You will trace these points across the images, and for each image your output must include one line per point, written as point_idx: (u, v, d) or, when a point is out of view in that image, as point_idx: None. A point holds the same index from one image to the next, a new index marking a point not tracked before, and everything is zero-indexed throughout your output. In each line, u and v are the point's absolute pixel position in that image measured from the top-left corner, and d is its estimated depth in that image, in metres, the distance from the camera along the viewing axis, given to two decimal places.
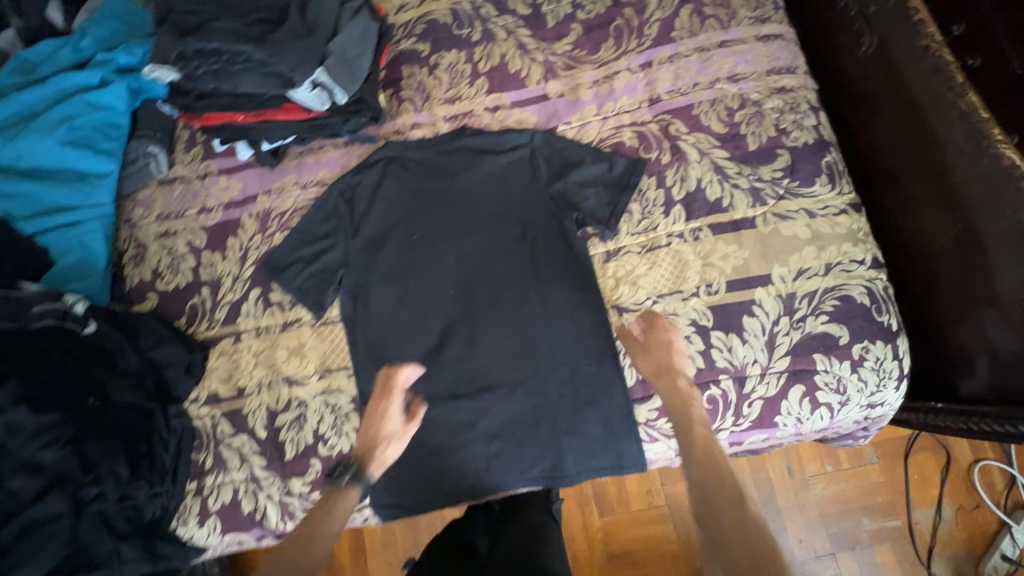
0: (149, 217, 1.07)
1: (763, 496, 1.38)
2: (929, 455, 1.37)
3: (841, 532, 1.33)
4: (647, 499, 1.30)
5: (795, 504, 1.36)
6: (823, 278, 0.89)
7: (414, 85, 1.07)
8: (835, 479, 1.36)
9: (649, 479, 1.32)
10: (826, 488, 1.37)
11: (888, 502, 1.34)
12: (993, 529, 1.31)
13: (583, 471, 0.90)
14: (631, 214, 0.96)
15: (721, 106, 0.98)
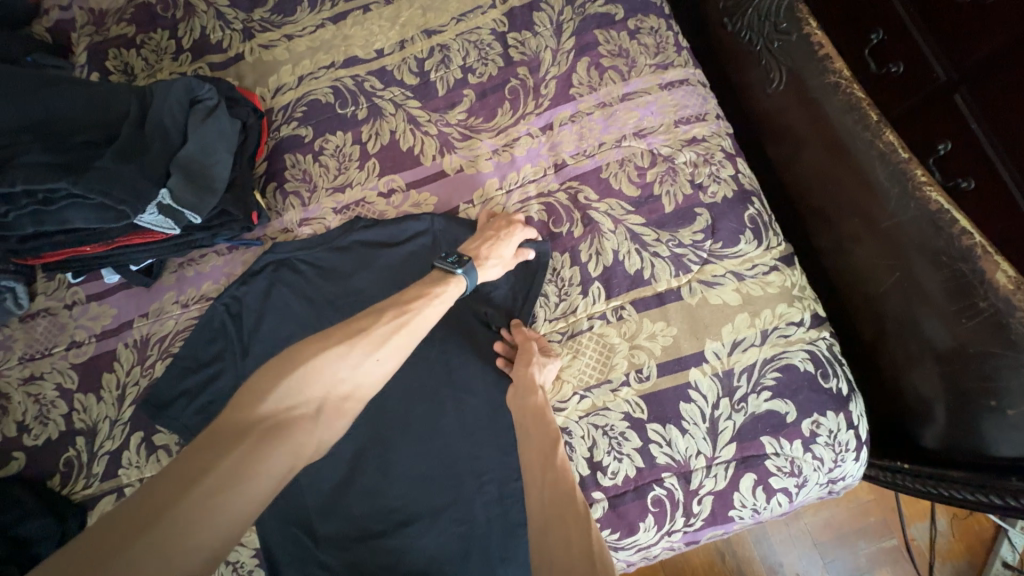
0: (10, 361, 0.93)
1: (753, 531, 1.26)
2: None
3: (840, 562, 1.22)
4: None
5: (788, 536, 1.24)
6: (760, 348, 0.81)
7: (298, 175, 0.97)
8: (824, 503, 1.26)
9: None
10: (817, 515, 1.26)
11: (881, 522, 1.23)
12: (990, 535, 1.20)
13: None
14: (547, 298, 0.87)
15: (630, 166, 0.90)
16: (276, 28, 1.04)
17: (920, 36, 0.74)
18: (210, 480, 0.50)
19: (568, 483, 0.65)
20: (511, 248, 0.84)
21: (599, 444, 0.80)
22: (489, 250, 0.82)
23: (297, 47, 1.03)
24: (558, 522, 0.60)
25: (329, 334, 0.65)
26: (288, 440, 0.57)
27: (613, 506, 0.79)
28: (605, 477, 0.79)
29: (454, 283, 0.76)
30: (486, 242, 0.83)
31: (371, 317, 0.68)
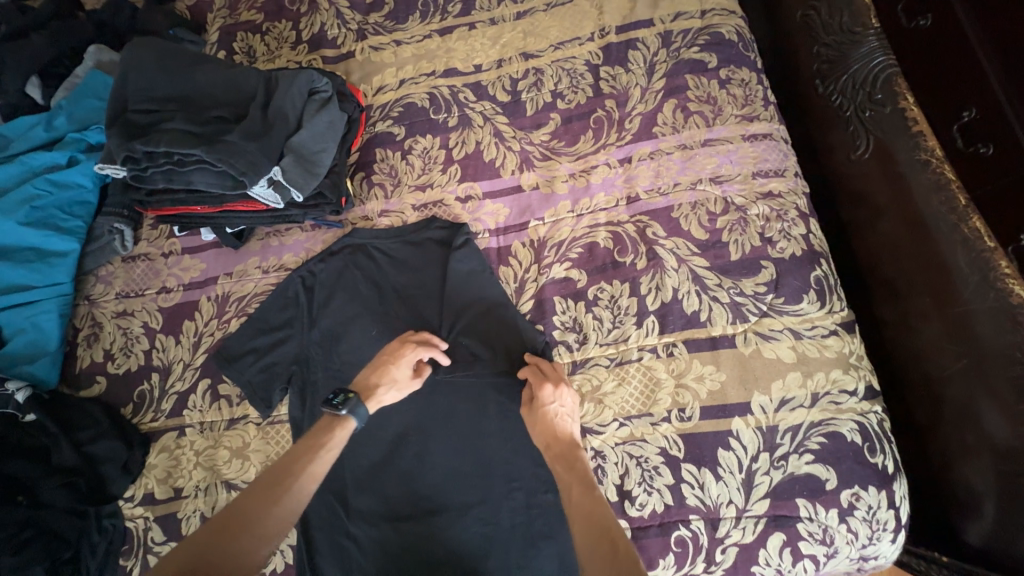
0: (108, 294, 1.04)
1: None
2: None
3: None
4: None
5: None
6: (808, 410, 0.81)
7: (386, 169, 1.04)
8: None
9: None
10: None
11: None
12: None
13: None
14: (601, 323, 0.89)
15: (702, 210, 0.92)
16: (387, 33, 1.13)
17: (1013, 119, 0.72)
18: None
19: (602, 513, 0.66)
20: (404, 371, 0.85)
21: (631, 474, 0.82)
22: (378, 379, 0.83)
23: (403, 52, 1.11)
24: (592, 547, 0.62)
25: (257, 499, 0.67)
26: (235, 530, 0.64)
27: (635, 537, 0.80)
28: (632, 507, 0.81)
29: (332, 434, 0.76)
30: (370, 377, 0.83)
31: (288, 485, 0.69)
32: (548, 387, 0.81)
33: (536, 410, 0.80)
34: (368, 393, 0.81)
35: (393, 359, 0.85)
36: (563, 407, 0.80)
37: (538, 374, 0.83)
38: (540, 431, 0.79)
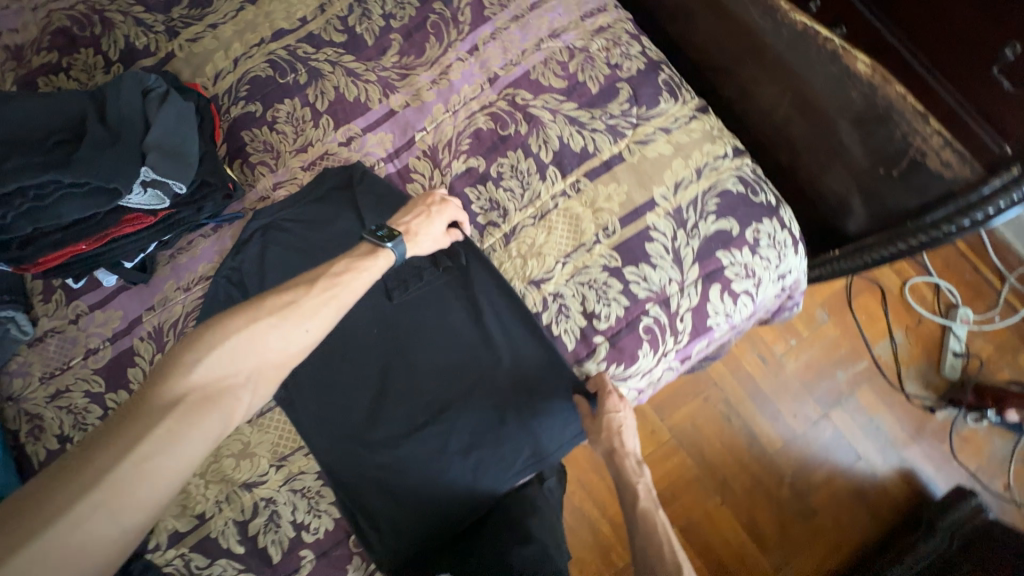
0: (31, 384, 0.97)
1: (752, 392, 1.60)
2: (867, 295, 1.68)
3: (823, 393, 1.60)
4: (655, 439, 1.56)
5: (777, 384, 1.61)
6: (698, 183, 0.95)
7: (261, 146, 1.04)
8: (801, 348, 1.64)
9: (650, 422, 1.58)
10: (798, 359, 1.64)
11: (850, 351, 1.63)
12: (938, 335, 1.65)
13: (562, 443, 0.91)
14: (513, 192, 0.98)
15: (553, 63, 1.01)
16: (198, 21, 1.09)
17: None
18: (143, 448, 0.59)
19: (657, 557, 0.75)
20: (437, 226, 0.91)
21: (589, 297, 0.93)
22: (419, 224, 0.89)
23: (224, 33, 1.08)
24: None
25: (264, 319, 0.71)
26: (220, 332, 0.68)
27: (614, 343, 0.92)
28: (600, 322, 0.92)
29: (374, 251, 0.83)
30: (409, 219, 0.89)
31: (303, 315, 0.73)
32: (613, 398, 0.86)
33: (603, 420, 0.86)
34: (409, 232, 0.87)
35: (420, 211, 0.90)
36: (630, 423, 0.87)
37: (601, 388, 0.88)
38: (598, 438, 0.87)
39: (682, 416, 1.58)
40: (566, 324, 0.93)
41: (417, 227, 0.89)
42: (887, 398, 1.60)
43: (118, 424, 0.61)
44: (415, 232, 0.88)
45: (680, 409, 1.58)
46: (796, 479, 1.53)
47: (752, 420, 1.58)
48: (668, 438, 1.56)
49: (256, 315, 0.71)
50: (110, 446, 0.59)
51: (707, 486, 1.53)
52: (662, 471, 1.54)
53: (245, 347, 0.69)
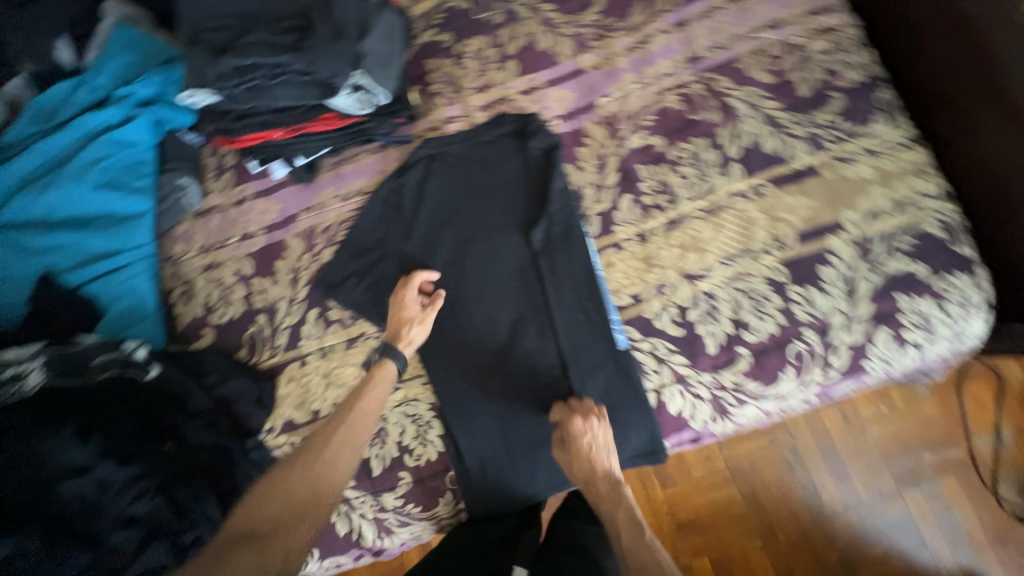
0: (190, 252, 1.04)
1: (824, 449, 1.27)
2: (979, 382, 1.27)
3: (903, 469, 1.24)
4: (706, 465, 1.30)
5: (856, 447, 1.27)
6: (896, 216, 0.87)
7: (443, 77, 1.05)
8: (891, 418, 1.27)
9: (705, 447, 1.31)
10: (884, 429, 1.27)
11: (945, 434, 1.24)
12: None
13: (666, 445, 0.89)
14: (688, 180, 0.94)
15: (765, 55, 0.95)
16: None
17: None
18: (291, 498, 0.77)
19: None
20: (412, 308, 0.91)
21: (744, 305, 0.88)
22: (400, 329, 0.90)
23: None
24: None
25: (340, 426, 0.83)
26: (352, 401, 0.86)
27: (757, 360, 0.87)
28: (749, 334, 0.87)
29: (386, 368, 0.88)
30: (400, 329, 0.90)
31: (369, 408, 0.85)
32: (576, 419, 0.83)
33: (570, 445, 0.82)
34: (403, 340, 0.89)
35: (399, 305, 0.92)
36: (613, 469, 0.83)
37: (565, 414, 0.84)
38: (585, 482, 0.84)
39: (755, 454, 1.29)
40: (713, 327, 0.88)
41: (417, 334, 0.90)
42: (980, 504, 1.21)
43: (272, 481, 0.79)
44: (409, 341, 0.90)
45: (743, 439, 1.30)
46: (850, 547, 1.22)
47: (819, 479, 1.26)
48: (725, 469, 1.29)
49: (338, 423, 0.84)
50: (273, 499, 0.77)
51: (750, 526, 1.25)
52: (711, 500, 1.27)
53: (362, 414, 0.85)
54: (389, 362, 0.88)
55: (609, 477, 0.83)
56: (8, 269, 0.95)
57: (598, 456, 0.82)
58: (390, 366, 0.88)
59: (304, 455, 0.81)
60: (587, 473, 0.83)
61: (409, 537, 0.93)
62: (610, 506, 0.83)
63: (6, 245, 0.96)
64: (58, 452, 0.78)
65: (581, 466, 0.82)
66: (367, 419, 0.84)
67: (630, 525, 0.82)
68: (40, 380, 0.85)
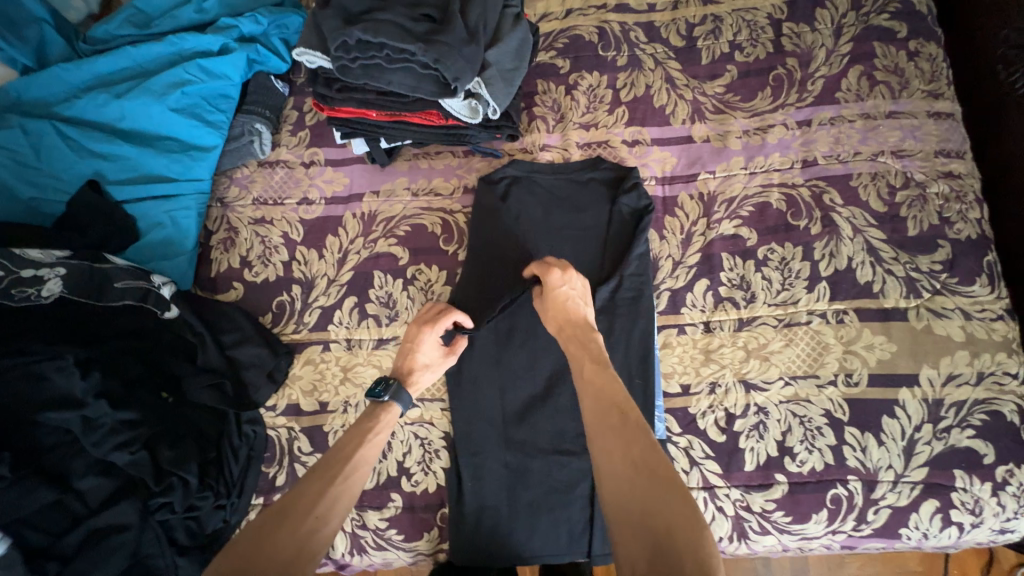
0: (244, 199, 1.00)
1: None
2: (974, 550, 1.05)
3: None
4: None
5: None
6: (973, 388, 0.83)
7: (549, 102, 1.01)
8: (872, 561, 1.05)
9: None
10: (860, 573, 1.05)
11: None
12: None
13: None
14: (770, 283, 0.89)
15: (882, 182, 0.91)
16: None
17: None
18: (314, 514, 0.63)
19: (660, 495, 0.57)
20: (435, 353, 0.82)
21: (794, 432, 0.83)
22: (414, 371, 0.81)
23: None
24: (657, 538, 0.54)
25: (331, 477, 0.68)
26: (375, 418, 0.76)
27: (792, 492, 0.82)
28: (792, 463, 0.82)
29: (377, 419, 0.76)
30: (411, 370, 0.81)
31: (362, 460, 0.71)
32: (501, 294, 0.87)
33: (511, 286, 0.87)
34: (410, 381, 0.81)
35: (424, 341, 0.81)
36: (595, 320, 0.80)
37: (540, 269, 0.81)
38: (602, 437, 0.65)
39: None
40: (755, 444, 0.84)
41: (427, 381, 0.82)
42: None
43: (299, 489, 0.66)
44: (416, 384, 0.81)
45: None
46: None
47: None
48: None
49: (323, 476, 0.68)
50: (292, 517, 0.62)
51: None
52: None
53: (378, 438, 0.75)
54: (394, 404, 0.78)
55: (617, 421, 0.65)
56: (57, 164, 0.91)
57: (596, 359, 0.74)
58: (392, 407, 0.78)
59: (289, 514, 0.63)
60: (623, 465, 0.61)
61: (379, 562, 0.88)
62: (617, 482, 0.60)
63: (61, 140, 0.91)
64: (54, 378, 0.73)
65: (552, 315, 0.80)
66: (362, 467, 0.71)
67: (617, 445, 0.63)
68: (55, 293, 0.80)
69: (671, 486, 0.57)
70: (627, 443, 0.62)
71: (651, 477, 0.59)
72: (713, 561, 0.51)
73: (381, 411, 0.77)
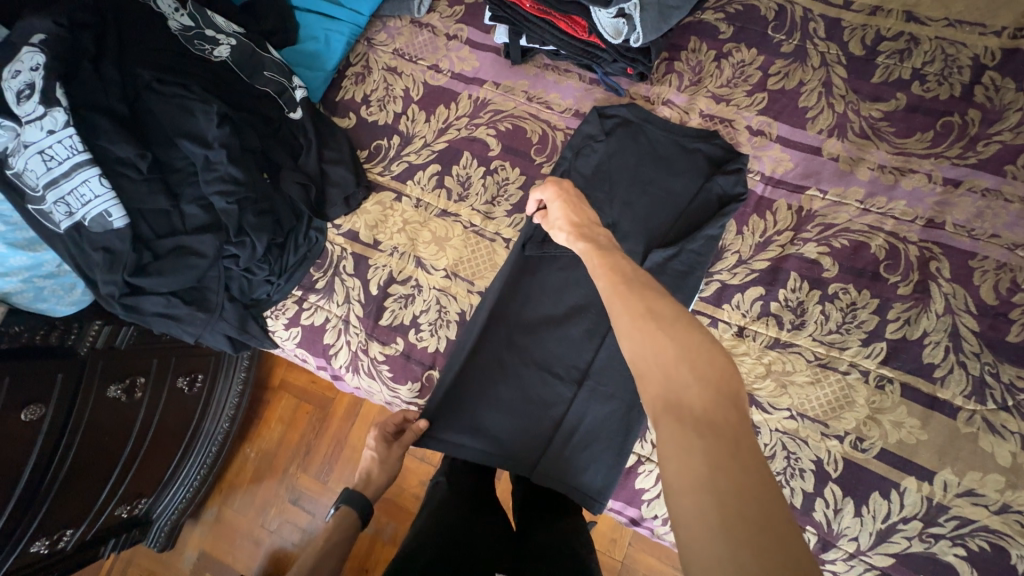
0: (387, 46, 1.09)
1: None
2: None
3: None
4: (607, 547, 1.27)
5: None
6: (988, 513, 0.76)
7: (692, 62, 0.98)
8: None
9: (619, 530, 1.28)
10: None
11: None
12: None
13: (597, 494, 0.85)
14: (826, 319, 0.85)
15: (1006, 275, 0.81)
16: None
17: None
18: None
19: (682, 345, 0.52)
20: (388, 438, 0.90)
21: (774, 461, 0.82)
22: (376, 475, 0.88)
23: None
24: (688, 392, 0.48)
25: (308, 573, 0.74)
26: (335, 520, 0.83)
27: None
28: None
29: (337, 524, 0.82)
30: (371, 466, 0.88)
31: (333, 549, 0.79)
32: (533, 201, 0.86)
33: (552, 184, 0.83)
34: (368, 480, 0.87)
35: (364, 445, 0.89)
36: (596, 220, 0.79)
37: (562, 191, 0.82)
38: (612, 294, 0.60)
39: (650, 572, 1.24)
40: None
41: (377, 471, 0.87)
42: None
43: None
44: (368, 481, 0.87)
45: (652, 556, 1.25)
46: None
47: None
48: (619, 562, 1.25)
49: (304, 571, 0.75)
50: None
51: None
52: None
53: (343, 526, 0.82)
54: (351, 511, 0.84)
55: (636, 291, 0.59)
56: None
57: (595, 244, 0.72)
58: (347, 511, 0.84)
59: None
60: (629, 318, 0.56)
61: (364, 387, 1.00)
62: (635, 347, 0.54)
63: None
64: (198, 117, 0.89)
65: (562, 219, 0.79)
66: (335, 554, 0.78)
67: (637, 311, 0.56)
68: (222, 57, 0.95)
69: (681, 327, 0.53)
70: (648, 308, 0.56)
71: (661, 321, 0.55)
72: (739, 402, 0.48)
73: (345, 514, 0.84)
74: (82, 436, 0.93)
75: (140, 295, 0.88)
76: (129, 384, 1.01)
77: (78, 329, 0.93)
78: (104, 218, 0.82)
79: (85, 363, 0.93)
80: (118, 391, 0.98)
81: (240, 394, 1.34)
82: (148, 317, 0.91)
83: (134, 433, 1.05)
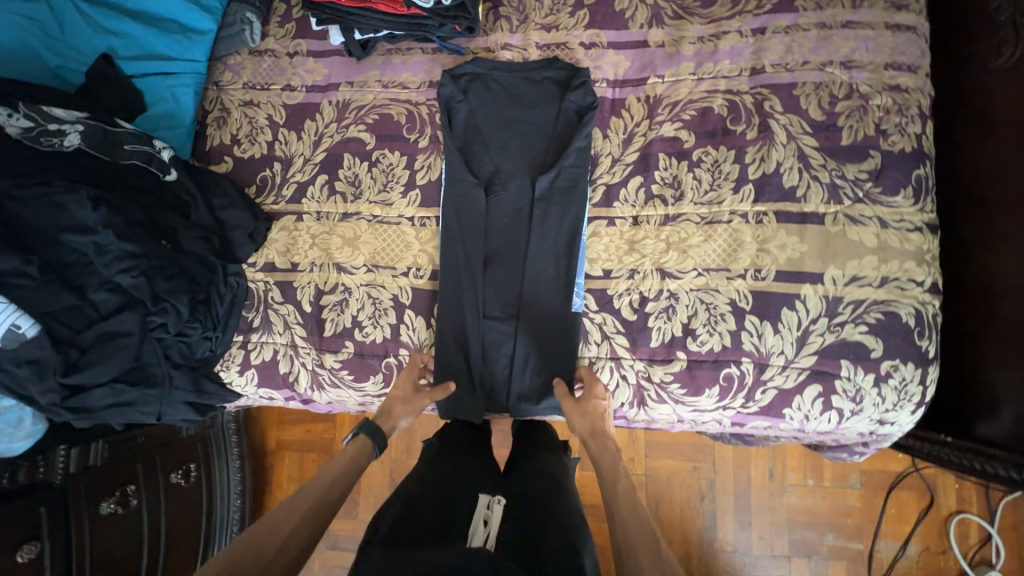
0: (236, 83, 1.12)
1: (737, 492, 1.37)
2: (913, 492, 1.32)
3: (801, 540, 1.33)
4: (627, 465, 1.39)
5: (765, 504, 1.35)
6: (874, 289, 0.88)
7: (515, 3, 1.05)
8: (813, 493, 1.34)
9: (634, 448, 1.40)
10: (801, 499, 1.35)
11: (856, 526, 1.32)
12: None
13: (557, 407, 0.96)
14: (699, 183, 0.95)
15: (825, 91, 0.93)
16: None
17: None
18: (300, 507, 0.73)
19: None
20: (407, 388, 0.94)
21: (699, 316, 0.92)
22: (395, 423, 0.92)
23: None
24: None
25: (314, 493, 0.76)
26: (353, 448, 0.86)
27: (689, 368, 0.92)
28: (693, 342, 0.92)
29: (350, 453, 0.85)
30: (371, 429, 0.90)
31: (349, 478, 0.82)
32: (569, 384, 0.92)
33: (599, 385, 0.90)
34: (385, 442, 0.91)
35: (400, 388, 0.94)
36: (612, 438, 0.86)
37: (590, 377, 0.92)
38: (597, 462, 0.82)
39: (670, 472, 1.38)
40: (662, 324, 0.93)
41: (401, 413, 0.92)
42: None
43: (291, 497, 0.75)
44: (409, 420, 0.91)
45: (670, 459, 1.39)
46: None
47: (721, 518, 1.36)
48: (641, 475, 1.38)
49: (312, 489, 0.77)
50: (284, 517, 0.71)
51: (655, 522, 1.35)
52: None
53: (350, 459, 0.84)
54: (368, 444, 0.86)
55: (640, 544, 0.66)
56: (77, 38, 1.02)
57: (608, 474, 0.80)
58: (366, 443, 0.87)
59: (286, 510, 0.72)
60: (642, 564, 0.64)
61: (335, 398, 1.04)
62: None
63: (79, 15, 1.02)
64: (72, 208, 0.89)
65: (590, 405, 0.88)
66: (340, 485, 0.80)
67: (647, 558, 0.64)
68: (75, 145, 0.94)
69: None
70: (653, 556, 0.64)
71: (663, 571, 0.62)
72: None
73: (360, 447, 0.86)
74: (89, 558, 0.96)
75: (83, 394, 0.89)
76: (121, 495, 1.03)
77: (45, 461, 0.93)
78: (15, 331, 0.82)
79: (67, 490, 0.95)
80: (112, 506, 1.01)
81: (240, 477, 1.36)
82: (102, 411, 0.92)
83: (145, 542, 1.08)
